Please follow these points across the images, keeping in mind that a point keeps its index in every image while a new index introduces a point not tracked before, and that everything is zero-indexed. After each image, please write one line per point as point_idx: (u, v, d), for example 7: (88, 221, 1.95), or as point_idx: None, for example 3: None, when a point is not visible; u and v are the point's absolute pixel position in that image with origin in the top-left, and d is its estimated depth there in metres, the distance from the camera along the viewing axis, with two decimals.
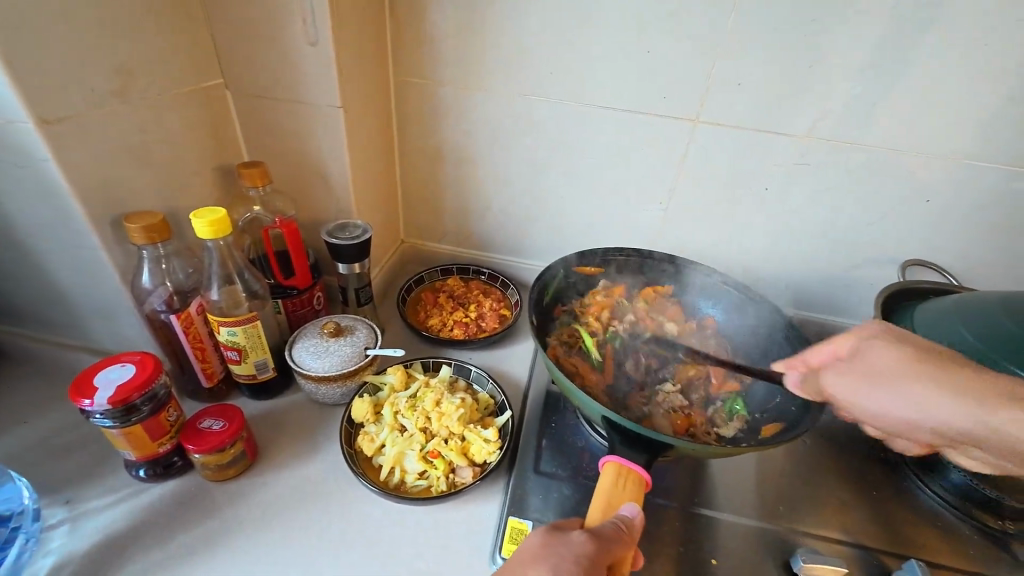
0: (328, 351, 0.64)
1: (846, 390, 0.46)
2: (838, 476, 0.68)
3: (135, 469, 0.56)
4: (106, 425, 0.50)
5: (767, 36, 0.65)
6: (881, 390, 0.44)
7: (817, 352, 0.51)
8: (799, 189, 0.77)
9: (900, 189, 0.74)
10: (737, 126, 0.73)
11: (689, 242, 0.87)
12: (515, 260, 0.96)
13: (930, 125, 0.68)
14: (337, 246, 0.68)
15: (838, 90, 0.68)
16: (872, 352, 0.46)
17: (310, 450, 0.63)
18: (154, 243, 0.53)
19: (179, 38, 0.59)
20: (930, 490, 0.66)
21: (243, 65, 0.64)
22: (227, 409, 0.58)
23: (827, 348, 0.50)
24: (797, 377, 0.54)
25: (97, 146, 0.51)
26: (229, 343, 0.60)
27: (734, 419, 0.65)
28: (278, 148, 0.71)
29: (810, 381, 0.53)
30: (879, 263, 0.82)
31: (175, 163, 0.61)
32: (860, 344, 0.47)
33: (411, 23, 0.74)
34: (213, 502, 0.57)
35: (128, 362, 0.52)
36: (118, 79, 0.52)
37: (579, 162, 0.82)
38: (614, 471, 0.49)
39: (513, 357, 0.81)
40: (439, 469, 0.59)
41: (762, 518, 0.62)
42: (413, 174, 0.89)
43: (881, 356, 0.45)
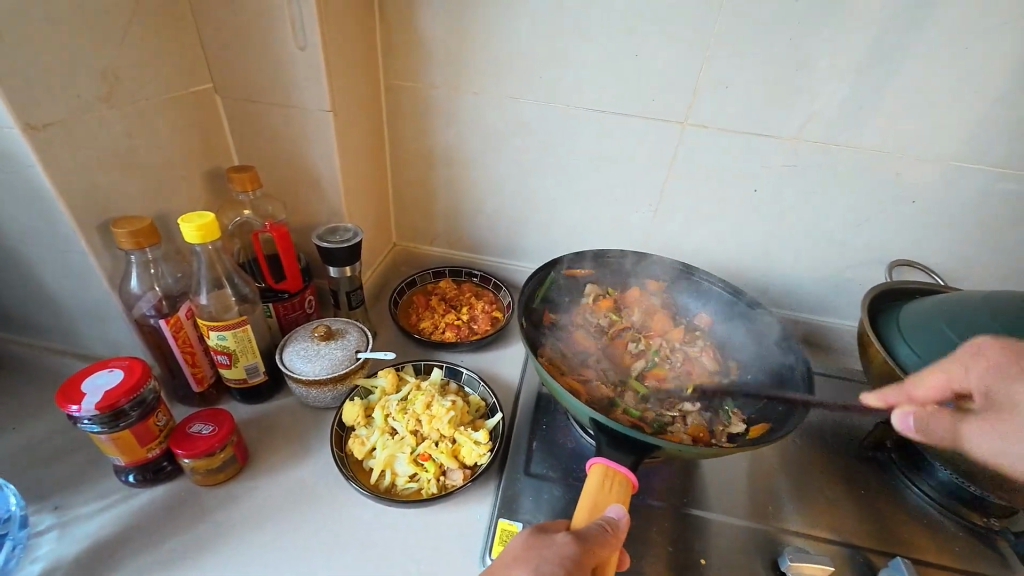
0: (319, 354, 0.64)
1: (992, 441, 0.47)
2: (827, 476, 0.68)
3: (124, 475, 0.56)
4: (94, 431, 0.50)
5: (753, 41, 0.66)
6: (1015, 438, 0.46)
7: (925, 384, 0.52)
8: (787, 192, 0.78)
9: (887, 191, 0.75)
10: (726, 129, 0.74)
11: (680, 244, 0.88)
12: (508, 263, 0.96)
13: (914, 129, 0.69)
14: (327, 250, 0.68)
15: (825, 94, 0.68)
16: (1014, 395, 0.46)
17: (301, 454, 0.63)
18: (142, 247, 0.53)
19: (166, 43, 0.59)
20: (917, 489, 0.66)
21: (232, 70, 0.64)
22: (217, 413, 0.58)
23: (939, 378, 0.51)
24: (909, 418, 0.52)
25: (84, 151, 0.51)
26: (218, 348, 0.60)
27: (732, 416, 0.65)
28: (268, 152, 0.71)
29: (927, 425, 0.51)
30: (867, 264, 0.83)
31: (163, 167, 0.61)
32: (989, 387, 0.47)
33: (401, 26, 0.74)
34: (202, 507, 0.56)
35: (116, 368, 0.51)
36: (105, 84, 0.52)
37: (570, 165, 0.82)
38: (600, 473, 0.50)
39: (505, 359, 0.81)
40: (429, 472, 0.59)
41: (752, 518, 0.62)
42: (405, 177, 0.89)
43: (1019, 395, 0.45)
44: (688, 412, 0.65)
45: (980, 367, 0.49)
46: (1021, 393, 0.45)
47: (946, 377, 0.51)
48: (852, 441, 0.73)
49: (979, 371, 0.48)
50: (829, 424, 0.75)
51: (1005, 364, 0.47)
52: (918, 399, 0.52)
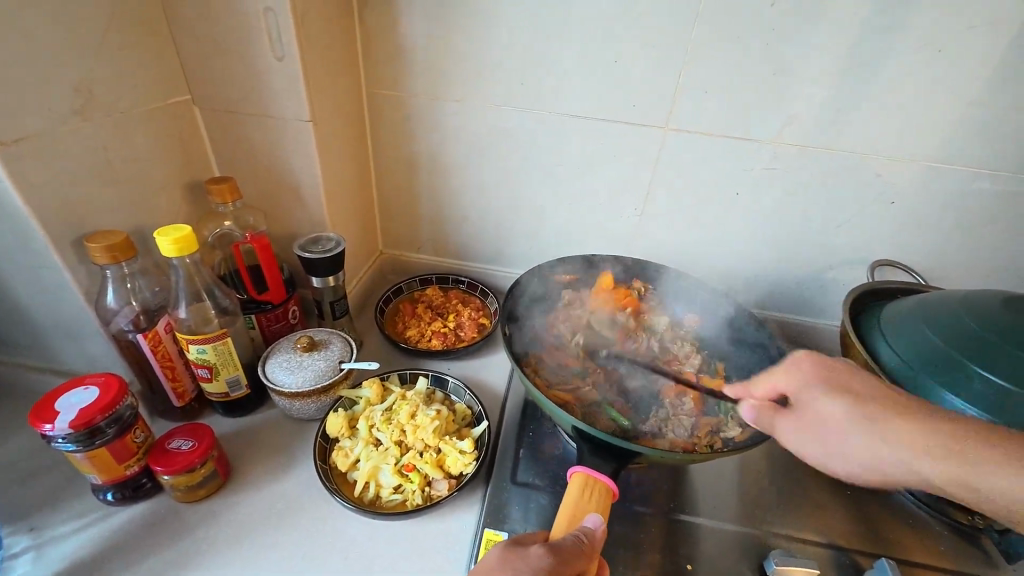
0: (302, 366, 0.63)
1: (798, 442, 0.48)
2: (814, 477, 0.69)
3: (101, 493, 0.55)
4: (69, 450, 0.49)
5: (730, 47, 0.67)
6: (830, 432, 0.46)
7: (760, 383, 0.53)
8: (768, 194, 0.78)
9: (867, 192, 0.76)
10: (705, 134, 0.74)
11: (664, 248, 0.88)
12: (494, 269, 0.96)
13: (891, 132, 0.70)
14: (309, 260, 0.67)
15: (801, 98, 0.69)
16: (813, 402, 0.47)
17: (284, 468, 0.63)
18: (118, 262, 0.52)
19: (142, 56, 0.58)
20: (903, 488, 0.67)
21: (210, 81, 0.64)
22: (197, 428, 0.57)
23: (771, 382, 0.52)
24: (751, 411, 0.52)
25: (58, 166, 0.50)
26: (199, 361, 0.59)
27: (732, 418, 0.65)
28: (249, 163, 0.70)
29: (761, 417, 0.51)
30: (849, 264, 0.83)
31: (141, 180, 0.60)
32: (800, 394, 0.49)
33: (381, 34, 0.74)
34: (183, 524, 0.56)
35: (91, 385, 0.51)
36: (78, 98, 0.52)
37: (553, 172, 0.82)
38: (579, 482, 0.50)
39: (492, 366, 0.81)
40: (414, 482, 0.58)
41: (739, 521, 0.62)
42: (389, 184, 0.89)
43: (824, 406, 0.46)
44: (672, 421, 0.65)
45: (798, 376, 0.50)
46: (825, 403, 0.46)
47: (772, 382, 0.52)
48: None
49: (803, 374, 0.49)
50: None
51: (815, 379, 0.48)
52: (756, 396, 0.53)
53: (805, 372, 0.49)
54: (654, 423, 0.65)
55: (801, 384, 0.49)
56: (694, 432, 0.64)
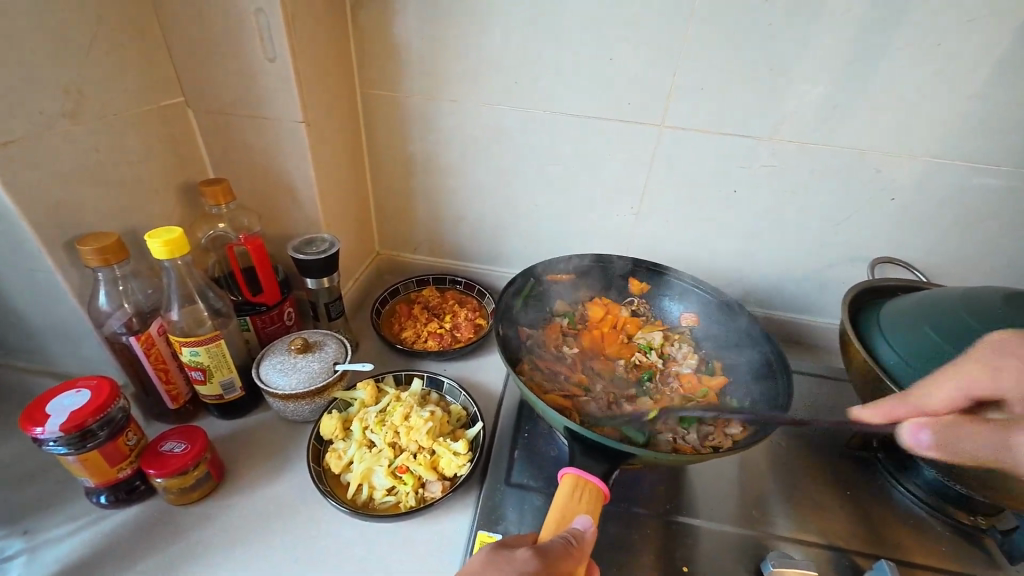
0: (296, 367, 0.63)
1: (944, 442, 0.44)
2: (813, 477, 0.68)
3: (95, 496, 0.55)
4: (60, 452, 0.49)
5: (726, 43, 0.66)
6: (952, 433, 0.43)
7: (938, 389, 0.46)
8: (766, 192, 0.78)
9: (866, 188, 0.75)
10: (701, 131, 0.74)
11: (661, 246, 0.88)
12: (491, 269, 0.96)
13: (889, 127, 0.69)
14: (303, 261, 0.67)
15: (797, 95, 0.69)
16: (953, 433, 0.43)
17: (278, 470, 0.62)
18: (110, 264, 0.52)
19: (135, 59, 0.58)
20: (902, 487, 0.66)
21: (203, 83, 0.64)
22: (190, 430, 0.57)
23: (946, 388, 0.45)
24: (922, 433, 0.45)
25: (49, 168, 0.51)
26: (192, 364, 0.59)
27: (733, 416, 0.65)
28: (243, 165, 0.70)
29: (941, 440, 0.44)
30: (848, 262, 0.83)
31: (134, 181, 0.60)
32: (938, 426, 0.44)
33: (375, 35, 0.74)
34: (177, 526, 0.55)
35: (83, 387, 0.51)
36: (70, 101, 0.52)
37: (549, 171, 0.82)
38: (570, 483, 0.49)
39: (488, 366, 0.81)
40: (408, 484, 0.58)
41: (737, 523, 0.61)
42: (385, 185, 0.89)
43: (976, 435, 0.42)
44: (677, 426, 0.63)
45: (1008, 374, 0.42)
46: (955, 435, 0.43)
47: (950, 389, 0.45)
48: (838, 441, 0.73)
49: (1001, 377, 0.42)
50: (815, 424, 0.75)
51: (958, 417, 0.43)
52: (931, 411, 0.46)
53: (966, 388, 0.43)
54: (660, 425, 0.63)
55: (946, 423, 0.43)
56: (702, 436, 0.62)
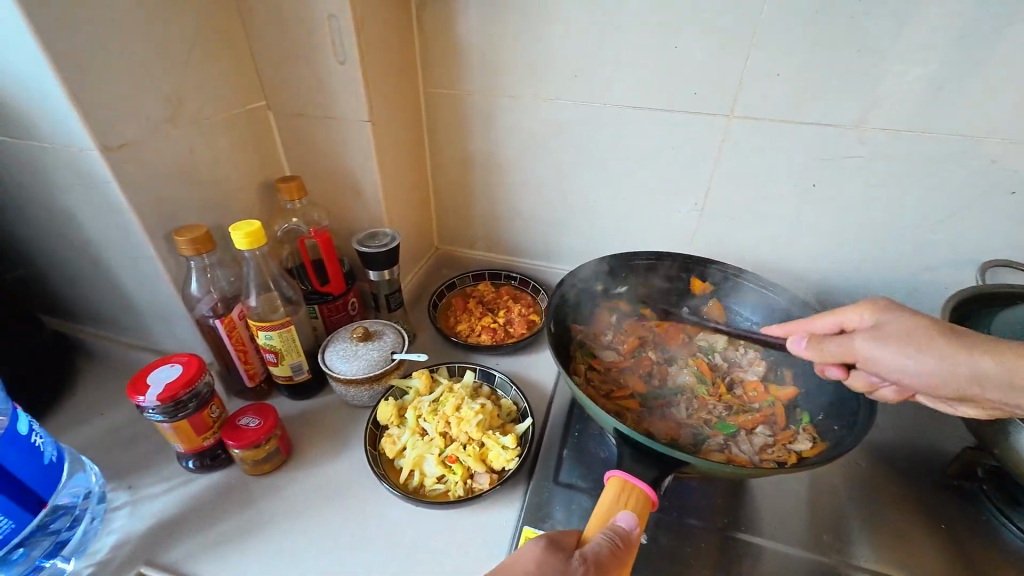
0: (357, 355, 0.67)
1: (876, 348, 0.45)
2: (900, 505, 0.60)
3: (184, 461, 0.62)
4: (157, 419, 0.55)
5: (807, 22, 0.60)
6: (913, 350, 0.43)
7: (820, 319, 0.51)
8: (851, 186, 0.70)
9: (978, 181, 0.65)
10: (775, 120, 0.68)
11: (727, 246, 0.82)
12: (546, 265, 0.95)
13: (1009, 108, 0.59)
14: (366, 254, 0.71)
15: (892, 76, 0.61)
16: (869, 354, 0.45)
17: (339, 451, 0.66)
18: (200, 253, 0.58)
19: (225, 67, 0.64)
20: (1014, 526, 0.57)
21: (283, 88, 0.69)
22: (264, 407, 0.63)
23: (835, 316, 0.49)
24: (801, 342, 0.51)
25: (153, 169, 0.57)
26: (267, 346, 0.64)
27: (803, 431, 0.60)
28: (315, 163, 0.75)
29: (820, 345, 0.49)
30: (952, 264, 0.73)
31: (222, 179, 0.66)
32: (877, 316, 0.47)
33: (438, 34, 0.75)
34: (250, 494, 0.61)
35: (176, 363, 0.57)
36: (171, 107, 0.58)
37: (608, 166, 0.80)
38: (616, 487, 0.47)
39: (540, 363, 0.80)
40: (457, 474, 0.59)
41: (804, 546, 0.56)
42: (445, 182, 0.91)
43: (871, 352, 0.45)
44: (736, 435, 0.60)
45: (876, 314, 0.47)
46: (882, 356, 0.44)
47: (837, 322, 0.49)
48: (932, 467, 0.64)
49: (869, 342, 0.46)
50: (903, 446, 0.67)
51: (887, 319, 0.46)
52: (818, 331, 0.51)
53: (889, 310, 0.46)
54: (718, 435, 0.60)
55: (892, 314, 0.46)
56: (763, 447, 0.59)
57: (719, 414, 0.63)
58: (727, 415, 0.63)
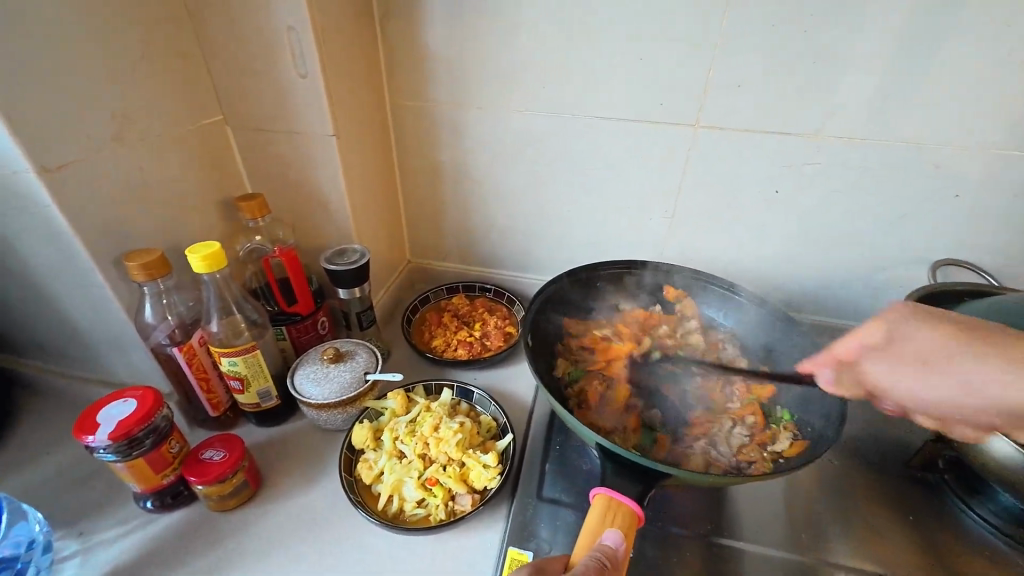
0: (328, 377, 0.64)
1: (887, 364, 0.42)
2: (870, 499, 0.63)
3: (142, 501, 0.58)
4: (110, 459, 0.51)
5: (767, 34, 0.62)
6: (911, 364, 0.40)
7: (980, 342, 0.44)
8: (812, 192, 0.73)
9: (927, 185, 0.69)
10: (739, 128, 0.70)
11: (696, 252, 0.84)
12: (520, 275, 0.95)
13: (950, 117, 0.63)
14: (334, 271, 0.68)
15: (846, 86, 0.64)
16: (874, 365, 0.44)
17: (312, 479, 0.63)
18: (154, 278, 0.55)
19: (176, 80, 0.61)
20: (975, 513, 0.60)
21: (240, 101, 0.66)
22: (229, 438, 0.59)
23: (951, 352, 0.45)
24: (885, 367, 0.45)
25: (99, 190, 0.53)
26: (231, 373, 0.61)
27: (783, 430, 0.62)
28: (278, 178, 0.72)
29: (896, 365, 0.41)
30: (905, 264, 0.76)
31: (176, 199, 0.63)
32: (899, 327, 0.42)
33: (404, 45, 0.74)
34: (217, 533, 0.57)
35: (130, 397, 0.53)
36: (118, 124, 0.54)
37: (578, 175, 0.80)
38: (601, 505, 0.47)
39: (518, 376, 0.80)
40: (438, 497, 0.57)
41: (784, 547, 0.57)
42: (416, 194, 0.90)
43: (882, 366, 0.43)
44: (730, 440, 0.61)
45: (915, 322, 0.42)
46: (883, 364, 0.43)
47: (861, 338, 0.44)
48: (897, 460, 0.67)
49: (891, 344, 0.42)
50: (871, 442, 0.69)
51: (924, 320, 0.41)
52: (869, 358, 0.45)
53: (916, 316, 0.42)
54: (710, 441, 0.61)
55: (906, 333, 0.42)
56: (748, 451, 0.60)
57: (710, 417, 0.64)
58: (721, 417, 0.64)
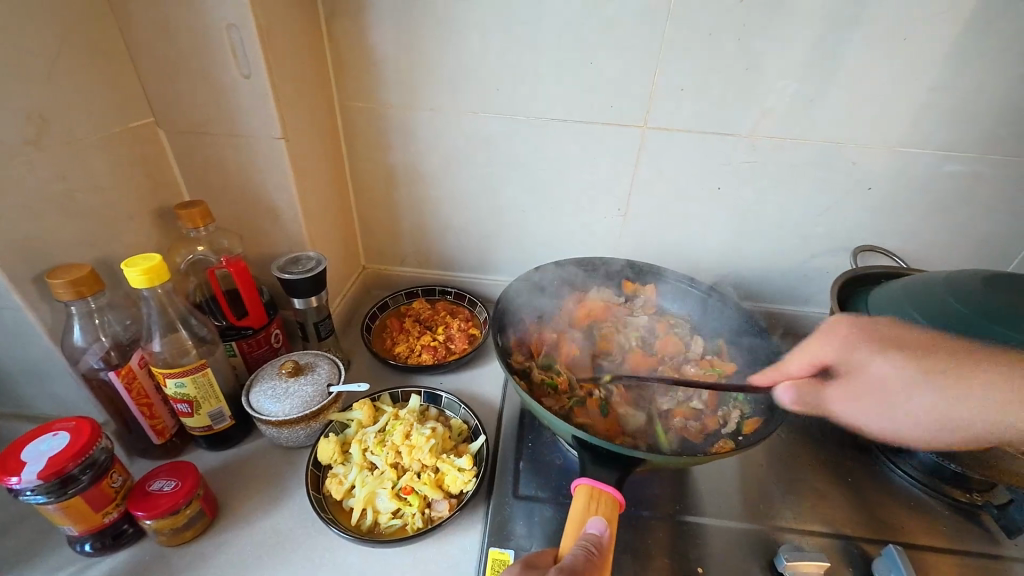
0: (288, 392, 0.61)
1: (852, 408, 0.51)
2: (815, 467, 0.69)
3: (79, 544, 0.52)
4: (39, 502, 0.45)
5: (705, 41, 0.67)
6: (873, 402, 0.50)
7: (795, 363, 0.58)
8: (749, 187, 0.79)
9: (846, 179, 0.76)
10: (683, 129, 0.74)
11: (648, 247, 0.88)
12: (480, 277, 0.95)
13: (863, 119, 0.71)
14: (290, 281, 0.65)
15: (774, 91, 0.70)
16: (868, 365, 0.51)
17: (276, 500, 0.60)
18: (84, 297, 0.50)
19: (97, 77, 0.55)
20: (901, 471, 0.67)
21: (173, 101, 0.61)
22: (180, 466, 0.55)
23: (806, 358, 0.56)
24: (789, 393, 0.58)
25: (13, 201, 0.47)
26: (177, 396, 0.57)
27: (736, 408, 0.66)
28: (218, 184, 0.68)
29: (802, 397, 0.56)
30: (831, 252, 0.85)
31: (105, 207, 0.57)
32: (847, 344, 0.52)
33: (352, 46, 0.72)
34: (171, 570, 0.52)
35: (61, 430, 0.48)
36: (32, 126, 0.49)
37: (534, 176, 0.81)
38: (585, 495, 0.49)
39: (485, 377, 0.80)
40: (413, 505, 0.56)
41: (745, 519, 0.61)
42: (369, 199, 0.87)
43: (879, 369, 0.50)
44: (688, 419, 0.65)
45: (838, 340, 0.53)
46: (878, 365, 0.50)
47: (806, 358, 0.56)
48: (834, 428, 0.74)
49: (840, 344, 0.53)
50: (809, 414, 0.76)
51: (864, 339, 0.52)
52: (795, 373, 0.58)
53: (847, 332, 0.53)
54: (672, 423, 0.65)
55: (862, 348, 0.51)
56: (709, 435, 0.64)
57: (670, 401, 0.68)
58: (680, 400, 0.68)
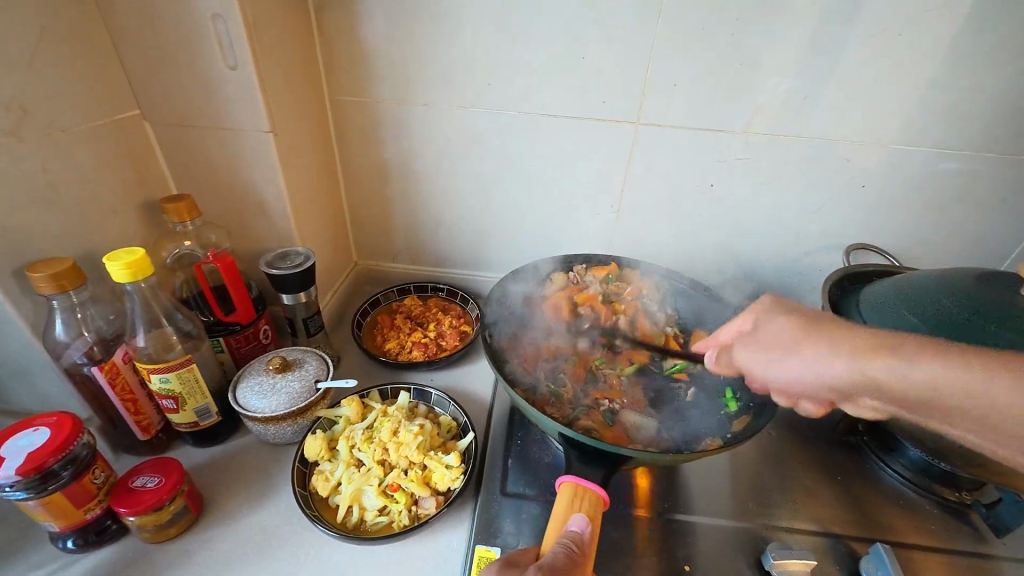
0: (275, 389, 0.60)
1: (754, 356, 0.48)
2: (805, 465, 0.68)
3: (61, 541, 0.51)
4: (19, 498, 0.45)
5: (697, 37, 0.66)
6: (787, 356, 0.44)
7: (724, 331, 0.53)
8: (743, 184, 0.78)
9: (840, 177, 0.76)
10: (677, 126, 0.74)
11: (641, 244, 0.88)
12: (473, 273, 0.94)
13: (856, 116, 0.70)
14: (277, 276, 0.64)
15: (768, 87, 0.69)
16: (770, 324, 0.47)
17: (262, 497, 0.59)
18: (65, 291, 0.49)
19: (81, 69, 0.54)
20: (891, 469, 0.67)
21: (159, 93, 0.61)
22: (164, 462, 0.54)
23: (733, 325, 0.52)
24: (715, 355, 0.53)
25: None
26: (162, 392, 0.56)
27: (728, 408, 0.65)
28: (206, 179, 0.67)
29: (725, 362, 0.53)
30: (825, 250, 0.84)
31: (89, 200, 0.57)
32: (759, 319, 0.48)
33: (342, 40, 0.71)
34: (155, 566, 0.52)
35: (41, 426, 0.47)
36: (12, 116, 0.48)
37: (525, 171, 0.81)
38: (569, 493, 0.49)
39: (476, 374, 0.79)
40: (400, 502, 0.56)
41: (734, 517, 0.61)
42: (360, 194, 0.86)
43: (781, 331, 0.46)
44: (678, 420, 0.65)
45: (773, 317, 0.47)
46: (778, 326, 0.46)
47: (735, 325, 0.51)
48: (825, 427, 0.74)
49: (765, 322, 0.47)
50: (800, 412, 0.76)
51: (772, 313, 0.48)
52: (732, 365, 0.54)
53: (760, 304, 0.49)
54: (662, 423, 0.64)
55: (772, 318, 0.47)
56: (701, 435, 0.63)
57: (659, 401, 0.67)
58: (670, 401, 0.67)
